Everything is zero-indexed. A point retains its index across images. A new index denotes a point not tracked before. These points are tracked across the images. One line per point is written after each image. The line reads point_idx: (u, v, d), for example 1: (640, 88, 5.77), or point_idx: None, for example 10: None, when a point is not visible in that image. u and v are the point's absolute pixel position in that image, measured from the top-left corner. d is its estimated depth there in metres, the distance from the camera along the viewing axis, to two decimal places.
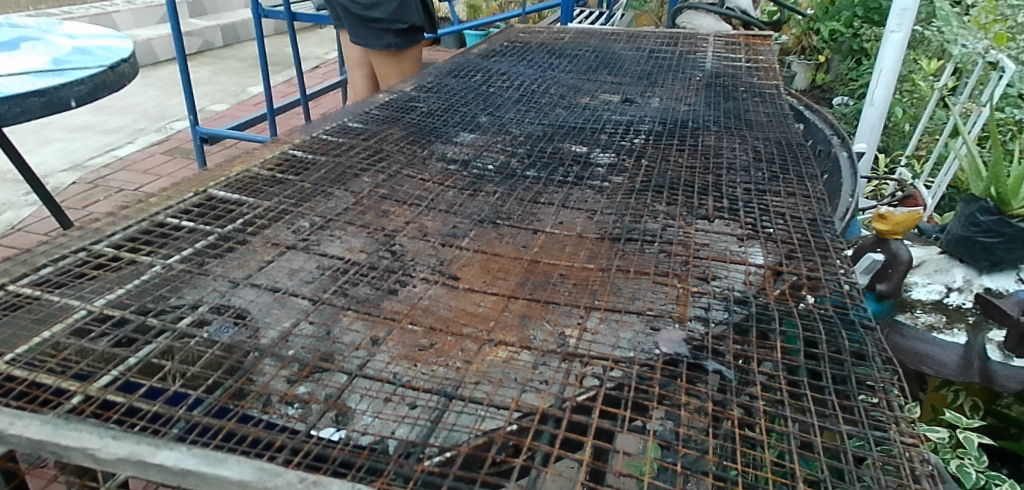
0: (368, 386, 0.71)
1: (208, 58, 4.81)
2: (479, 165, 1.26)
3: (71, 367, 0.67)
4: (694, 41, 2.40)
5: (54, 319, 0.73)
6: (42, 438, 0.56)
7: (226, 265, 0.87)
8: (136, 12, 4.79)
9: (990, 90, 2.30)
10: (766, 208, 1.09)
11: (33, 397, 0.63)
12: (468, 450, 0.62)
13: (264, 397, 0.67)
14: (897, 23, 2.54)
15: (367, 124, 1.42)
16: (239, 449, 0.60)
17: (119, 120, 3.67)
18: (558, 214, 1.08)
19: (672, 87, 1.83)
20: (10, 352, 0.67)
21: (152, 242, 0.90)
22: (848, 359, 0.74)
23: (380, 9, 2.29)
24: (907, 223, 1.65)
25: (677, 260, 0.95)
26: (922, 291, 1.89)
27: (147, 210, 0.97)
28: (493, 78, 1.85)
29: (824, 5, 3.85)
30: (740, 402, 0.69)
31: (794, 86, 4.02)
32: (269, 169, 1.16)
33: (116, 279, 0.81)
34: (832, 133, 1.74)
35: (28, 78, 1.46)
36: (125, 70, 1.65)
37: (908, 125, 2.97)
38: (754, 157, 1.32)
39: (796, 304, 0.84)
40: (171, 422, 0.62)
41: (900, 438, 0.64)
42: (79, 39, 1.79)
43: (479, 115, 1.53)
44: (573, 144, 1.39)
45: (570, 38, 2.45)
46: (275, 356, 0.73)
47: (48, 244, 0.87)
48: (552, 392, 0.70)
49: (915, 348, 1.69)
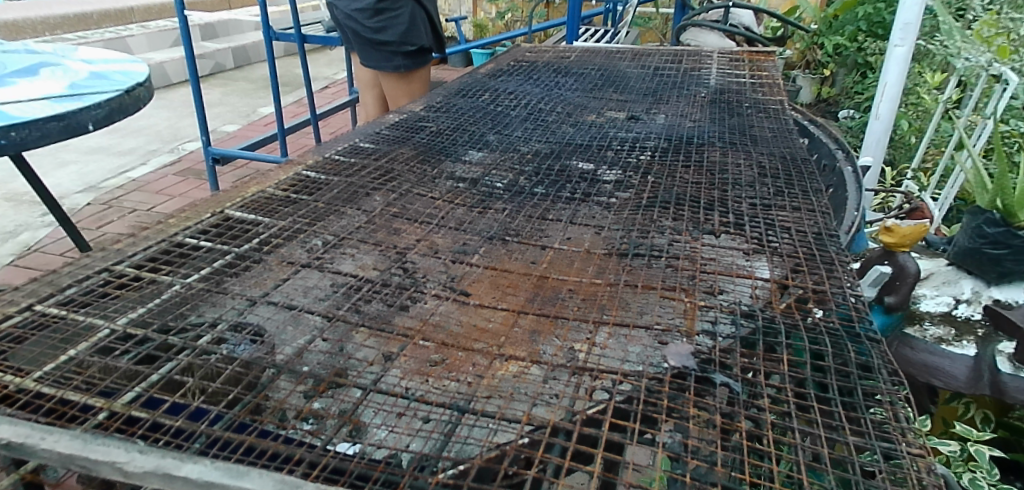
0: (383, 401, 0.72)
1: (220, 81, 4.89)
2: (489, 182, 1.29)
3: (96, 384, 0.69)
4: (698, 57, 2.43)
5: (79, 339, 0.75)
6: (73, 453, 0.58)
7: (243, 284, 0.89)
8: (149, 36, 4.89)
9: (995, 103, 2.31)
10: (772, 223, 1.11)
11: (61, 414, 0.65)
12: (481, 463, 0.63)
13: (281, 412, 0.69)
14: (900, 37, 2.56)
15: (377, 144, 1.45)
16: (260, 462, 0.61)
17: (133, 142, 3.73)
18: (566, 230, 1.10)
19: (677, 104, 1.85)
20: (38, 370, 0.70)
21: (171, 262, 0.92)
22: (854, 372, 0.75)
23: (390, 32, 2.34)
24: (913, 236, 1.67)
25: (684, 274, 0.96)
26: (930, 304, 1.90)
27: (166, 231, 1.00)
28: (501, 97, 1.89)
29: (828, 20, 3.92)
30: (748, 414, 0.70)
31: (799, 100, 4.06)
32: (284, 190, 1.19)
33: (137, 298, 0.83)
34: (837, 147, 1.75)
35: (48, 103, 1.50)
36: (141, 94, 1.70)
37: (913, 138, 3.00)
38: (759, 172, 1.33)
39: (802, 316, 0.86)
40: (193, 437, 0.64)
41: (908, 450, 0.65)
42: (96, 65, 1.84)
43: (487, 134, 1.56)
44: (580, 161, 1.42)
45: (576, 57, 2.49)
46: (292, 371, 0.74)
47: (71, 265, 0.89)
48: (563, 406, 0.72)
49: (923, 360, 1.69)
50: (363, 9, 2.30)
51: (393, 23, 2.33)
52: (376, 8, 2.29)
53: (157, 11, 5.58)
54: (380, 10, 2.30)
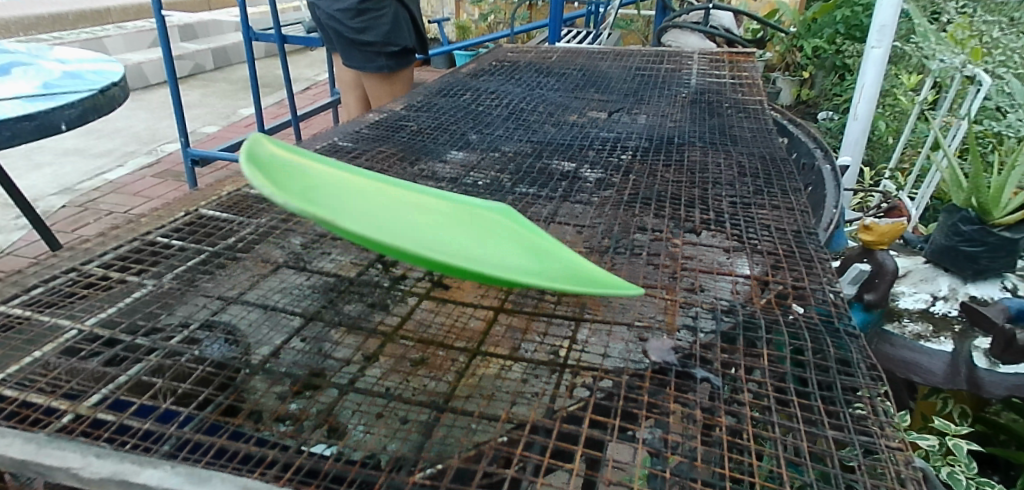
0: (360, 401, 0.71)
1: (199, 82, 4.84)
2: (469, 181, 1.28)
3: (61, 386, 0.67)
4: (679, 58, 2.44)
5: (44, 340, 0.73)
6: (27, 458, 0.57)
7: (217, 283, 0.87)
8: (126, 37, 4.82)
9: (969, 104, 2.35)
10: (752, 221, 1.11)
11: (23, 417, 0.63)
12: (459, 462, 0.62)
13: (255, 413, 0.67)
14: (877, 39, 2.59)
15: (357, 143, 1.43)
16: (231, 464, 0.60)
17: (109, 143, 3.67)
18: (547, 229, 1.10)
19: (658, 105, 1.86)
20: (0, 372, 0.68)
21: (142, 262, 0.90)
22: (834, 366, 0.76)
23: (372, 33, 2.32)
24: (892, 233, 1.73)
25: (665, 272, 0.96)
26: (909, 301, 1.93)
27: (138, 230, 0.98)
28: (482, 97, 1.88)
29: (807, 23, 3.96)
30: (728, 409, 0.69)
31: (779, 101, 4.10)
32: (260, 189, 1.17)
33: (107, 298, 0.81)
34: (816, 147, 1.77)
35: (18, 102, 1.47)
36: (115, 93, 1.67)
37: (891, 139, 3.04)
38: (739, 171, 1.34)
39: (782, 313, 0.86)
40: (162, 438, 0.62)
41: (885, 443, 0.65)
42: (68, 64, 1.80)
43: (468, 133, 1.55)
44: (561, 160, 1.41)
45: (558, 57, 2.49)
46: (267, 372, 0.73)
47: (38, 265, 0.87)
48: (543, 403, 0.71)
49: (902, 357, 1.72)
50: (346, 9, 2.27)
51: (375, 24, 2.31)
52: (359, 9, 2.26)
53: (134, 12, 5.51)
54: (362, 10, 2.28)
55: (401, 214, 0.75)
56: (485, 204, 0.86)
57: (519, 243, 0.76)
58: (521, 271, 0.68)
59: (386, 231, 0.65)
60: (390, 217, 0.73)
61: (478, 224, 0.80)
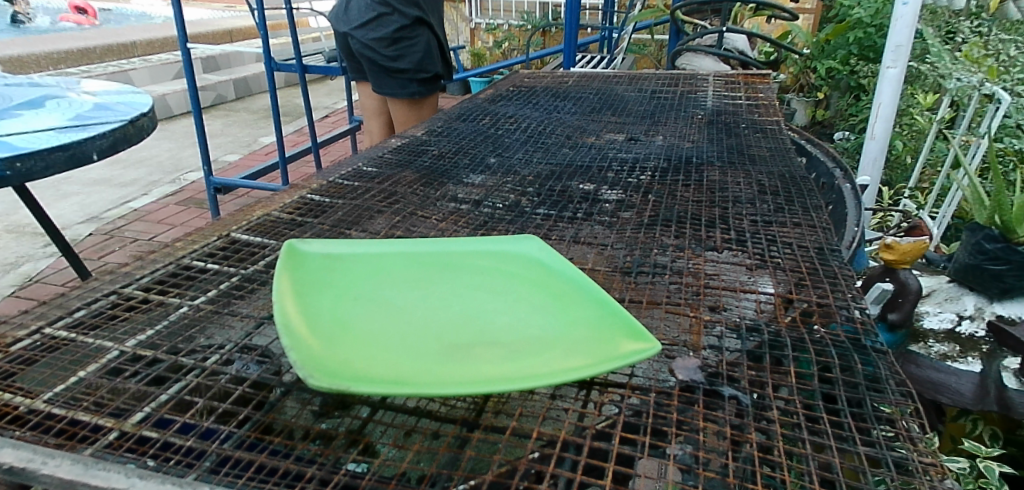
0: (390, 419, 0.72)
1: (221, 112, 4.96)
2: (490, 204, 1.30)
3: (106, 405, 0.69)
4: (694, 81, 2.47)
5: (88, 360, 0.75)
6: (74, 479, 0.57)
7: (250, 305, 0.89)
8: (151, 69, 4.97)
9: (988, 122, 2.36)
10: (773, 239, 1.12)
11: (71, 434, 0.65)
12: (492, 478, 0.63)
13: (289, 431, 0.68)
14: (892, 59, 2.60)
15: (381, 168, 1.46)
16: (270, 480, 0.61)
17: (134, 173, 3.76)
18: (569, 250, 1.11)
19: (676, 125, 1.88)
20: (47, 391, 0.70)
21: (178, 285, 0.93)
22: (862, 382, 0.75)
23: (406, 60, 2.38)
24: (914, 252, 1.75)
25: (689, 290, 0.96)
26: (934, 321, 1.90)
27: (174, 254, 1.01)
28: (501, 121, 1.91)
29: (820, 44, 4.03)
30: (758, 426, 0.69)
31: (794, 122, 4.14)
32: (289, 213, 1.19)
33: (146, 320, 0.84)
34: (835, 166, 1.78)
35: (53, 133, 1.52)
36: (144, 123, 1.71)
37: (909, 158, 3.05)
38: (759, 190, 1.34)
39: (808, 330, 0.85)
40: (203, 455, 0.64)
41: (919, 458, 0.65)
42: (100, 96, 1.86)
43: (488, 157, 1.58)
44: (580, 182, 1.43)
45: (573, 82, 2.53)
46: (300, 392, 0.74)
47: (80, 289, 0.90)
48: (571, 420, 0.71)
49: (929, 377, 1.68)
50: (380, 39, 2.31)
51: (409, 52, 2.38)
52: (394, 37, 2.32)
53: (159, 45, 5.68)
54: (397, 39, 2.33)
55: (426, 309, 0.85)
56: (506, 267, 0.95)
57: (534, 313, 0.85)
58: (534, 351, 0.76)
59: (401, 359, 0.73)
60: (418, 314, 0.84)
61: (498, 301, 0.88)
